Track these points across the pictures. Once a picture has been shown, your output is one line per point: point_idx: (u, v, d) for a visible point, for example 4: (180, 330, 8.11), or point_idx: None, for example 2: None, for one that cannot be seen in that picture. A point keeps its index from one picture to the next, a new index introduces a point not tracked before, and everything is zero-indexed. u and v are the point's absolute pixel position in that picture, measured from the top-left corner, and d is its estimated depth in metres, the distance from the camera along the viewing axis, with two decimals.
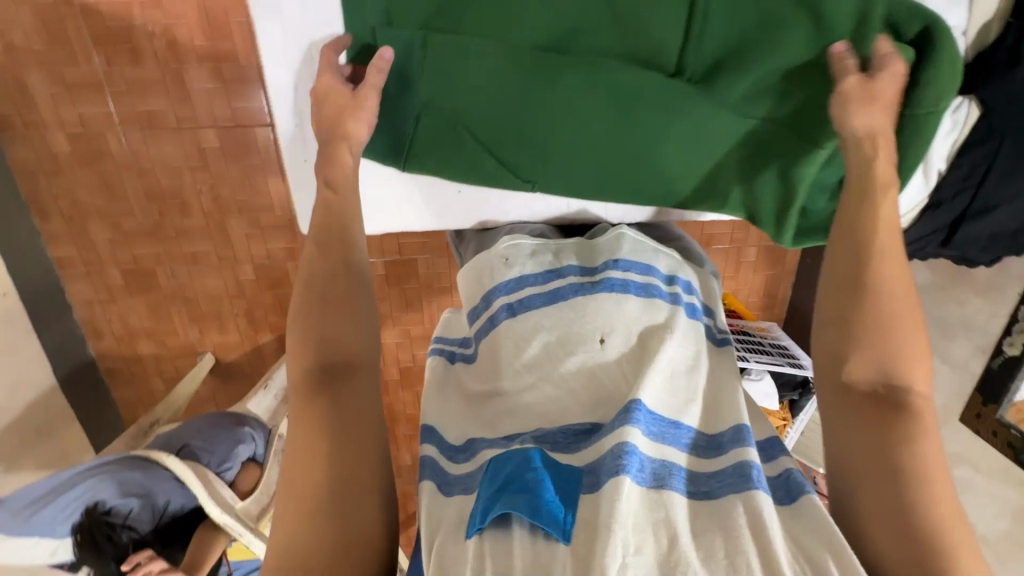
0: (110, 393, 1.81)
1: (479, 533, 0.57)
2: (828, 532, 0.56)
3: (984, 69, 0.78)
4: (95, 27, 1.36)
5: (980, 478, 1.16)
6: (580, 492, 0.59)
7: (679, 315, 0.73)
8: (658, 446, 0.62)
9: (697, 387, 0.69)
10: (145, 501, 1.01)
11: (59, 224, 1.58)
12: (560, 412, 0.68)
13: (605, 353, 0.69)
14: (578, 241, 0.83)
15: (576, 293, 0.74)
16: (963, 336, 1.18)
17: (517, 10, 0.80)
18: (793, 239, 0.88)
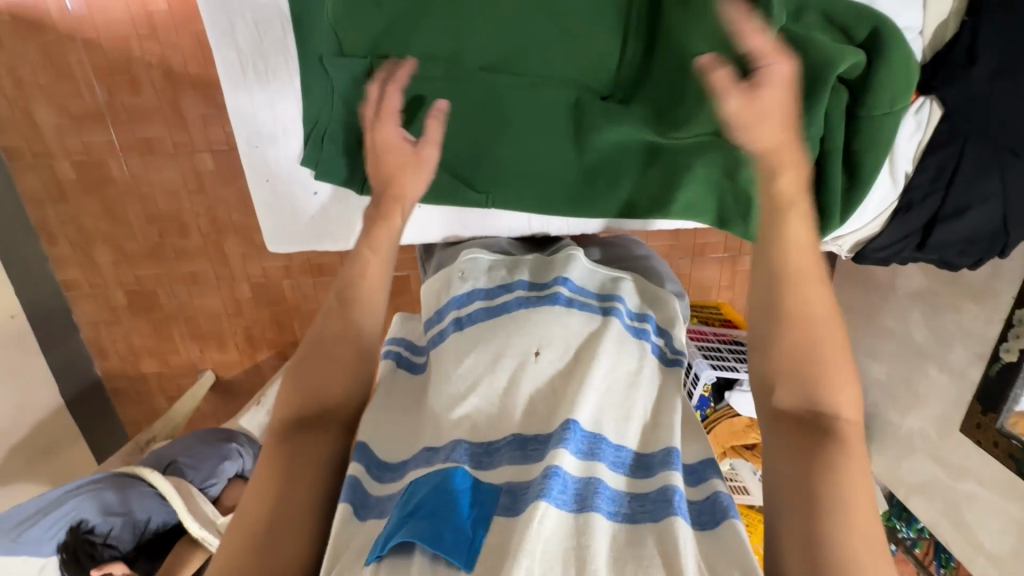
0: (116, 411, 1.85)
1: (379, 561, 0.59)
2: (742, 566, 0.56)
3: (942, 67, 0.77)
4: (97, 60, 1.42)
5: (985, 492, 1.11)
6: (494, 514, 0.62)
7: (616, 327, 0.74)
8: (586, 464, 0.64)
9: (638, 406, 0.70)
10: (128, 518, 1.04)
11: (66, 248, 1.63)
12: (494, 424, 0.70)
13: (539, 365, 0.72)
14: (536, 258, 0.88)
15: (520, 306, 0.78)
16: (961, 343, 1.14)
17: (462, 30, 0.79)
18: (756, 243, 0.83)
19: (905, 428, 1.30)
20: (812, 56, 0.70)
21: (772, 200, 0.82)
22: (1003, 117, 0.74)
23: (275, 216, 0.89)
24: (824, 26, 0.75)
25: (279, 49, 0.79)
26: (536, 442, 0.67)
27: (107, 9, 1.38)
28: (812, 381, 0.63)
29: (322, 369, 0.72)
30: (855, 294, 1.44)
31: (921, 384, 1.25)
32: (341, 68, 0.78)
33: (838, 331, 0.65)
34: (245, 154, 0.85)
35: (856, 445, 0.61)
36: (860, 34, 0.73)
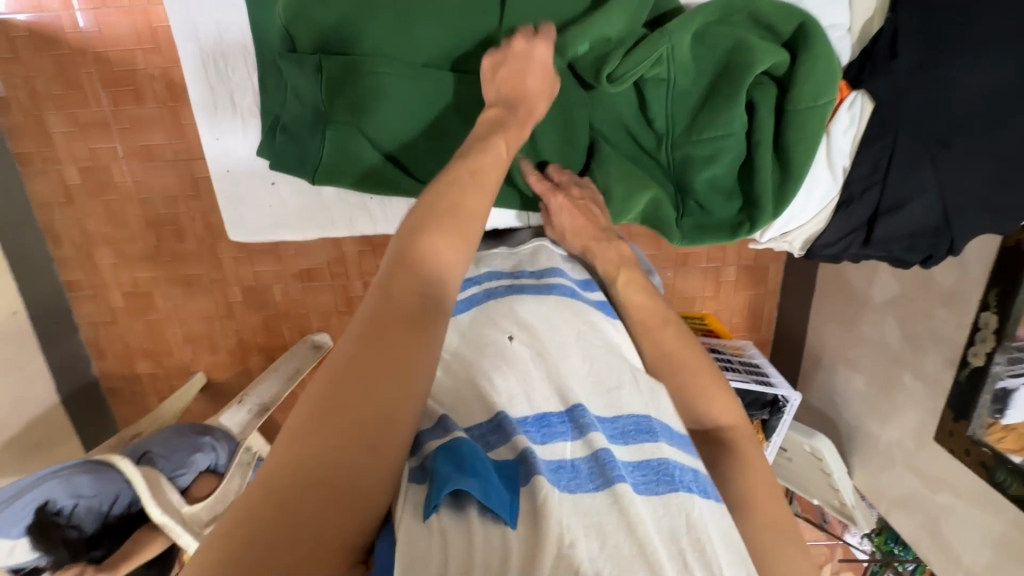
0: (111, 410, 1.90)
1: (436, 515, 0.56)
2: (734, 541, 0.61)
3: (869, 61, 0.81)
4: (104, 72, 1.52)
5: (961, 504, 1.07)
6: (522, 483, 0.61)
7: (582, 311, 0.82)
8: (587, 441, 0.67)
9: (621, 368, 0.76)
10: (94, 502, 1.06)
11: (70, 250, 1.71)
12: (462, 413, 0.72)
13: (513, 346, 0.79)
14: (502, 256, 0.96)
15: (486, 297, 0.88)
16: (934, 350, 1.12)
17: (409, 31, 0.84)
18: (683, 238, 0.91)
19: (884, 439, 1.27)
20: (743, 54, 0.79)
21: (705, 196, 0.88)
22: (931, 110, 0.76)
23: (236, 203, 1.00)
24: (752, 25, 0.82)
25: (237, 49, 0.92)
26: (541, 422, 0.70)
27: (114, 26, 1.47)
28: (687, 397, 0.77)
29: (439, 245, 0.61)
30: (835, 304, 1.43)
31: (896, 393, 1.22)
32: (289, 61, 0.84)
33: (690, 353, 0.79)
34: (208, 143, 0.97)
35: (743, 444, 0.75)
36: (790, 26, 0.80)
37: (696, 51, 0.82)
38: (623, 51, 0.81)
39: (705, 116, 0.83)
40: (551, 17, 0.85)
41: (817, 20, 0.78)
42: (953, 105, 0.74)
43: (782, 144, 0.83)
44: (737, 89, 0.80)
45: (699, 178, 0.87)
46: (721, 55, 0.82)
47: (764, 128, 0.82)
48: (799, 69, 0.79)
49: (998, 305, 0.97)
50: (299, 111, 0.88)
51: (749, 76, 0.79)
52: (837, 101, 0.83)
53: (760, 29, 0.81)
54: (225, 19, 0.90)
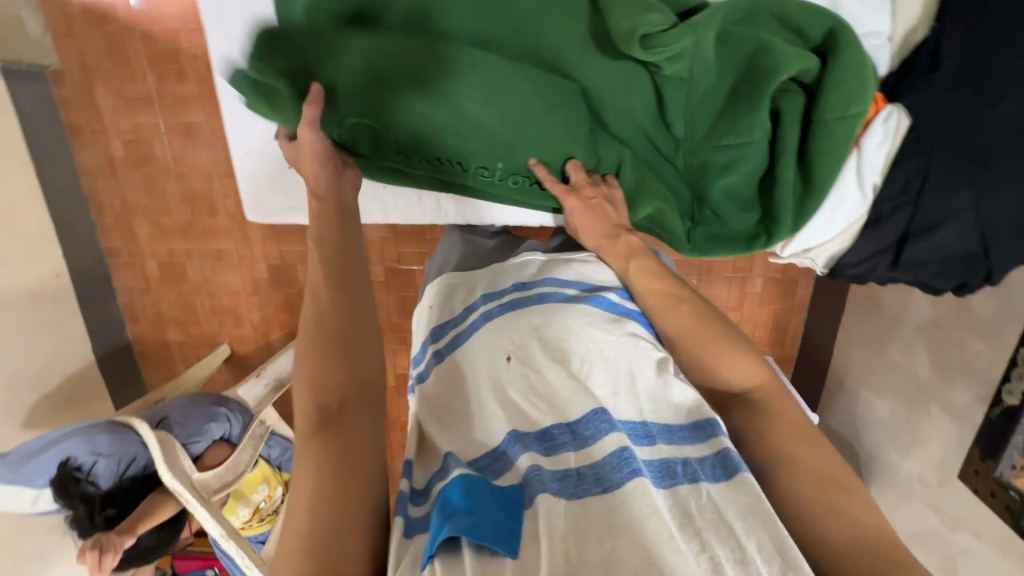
0: (141, 375, 1.98)
1: (432, 562, 0.58)
2: (761, 512, 0.58)
3: (906, 75, 0.79)
4: (150, 49, 1.57)
5: (981, 547, 1.01)
6: (522, 508, 0.61)
7: (575, 316, 0.78)
8: (586, 450, 0.65)
9: (619, 368, 0.73)
10: (113, 460, 1.13)
11: (111, 218, 1.79)
12: (476, 440, 0.71)
13: (511, 369, 0.75)
14: (495, 270, 0.93)
15: (484, 321, 0.82)
16: (964, 383, 1.05)
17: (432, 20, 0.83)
18: (693, 249, 0.87)
19: (904, 471, 1.21)
20: (767, 57, 0.76)
21: (721, 204, 0.84)
22: (969, 130, 0.71)
23: (253, 184, 1.03)
24: (780, 30, 0.79)
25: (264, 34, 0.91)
26: (544, 438, 0.68)
27: (163, 5, 1.53)
28: (708, 367, 0.76)
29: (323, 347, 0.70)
30: (863, 324, 1.36)
31: (920, 424, 1.16)
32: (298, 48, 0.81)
33: (714, 334, 0.76)
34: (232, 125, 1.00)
35: (772, 404, 0.73)
36: (817, 32, 0.78)
37: (720, 51, 0.79)
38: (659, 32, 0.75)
39: (723, 124, 0.80)
40: (572, 14, 0.83)
41: (849, 25, 0.75)
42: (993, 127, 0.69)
43: (803, 156, 0.80)
44: (759, 95, 0.76)
45: (716, 186, 0.83)
46: (742, 60, 0.79)
47: (787, 136, 0.79)
48: (828, 78, 0.76)
49: None
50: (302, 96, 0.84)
51: (777, 80, 0.75)
52: (872, 113, 0.79)
53: (791, 37, 0.79)
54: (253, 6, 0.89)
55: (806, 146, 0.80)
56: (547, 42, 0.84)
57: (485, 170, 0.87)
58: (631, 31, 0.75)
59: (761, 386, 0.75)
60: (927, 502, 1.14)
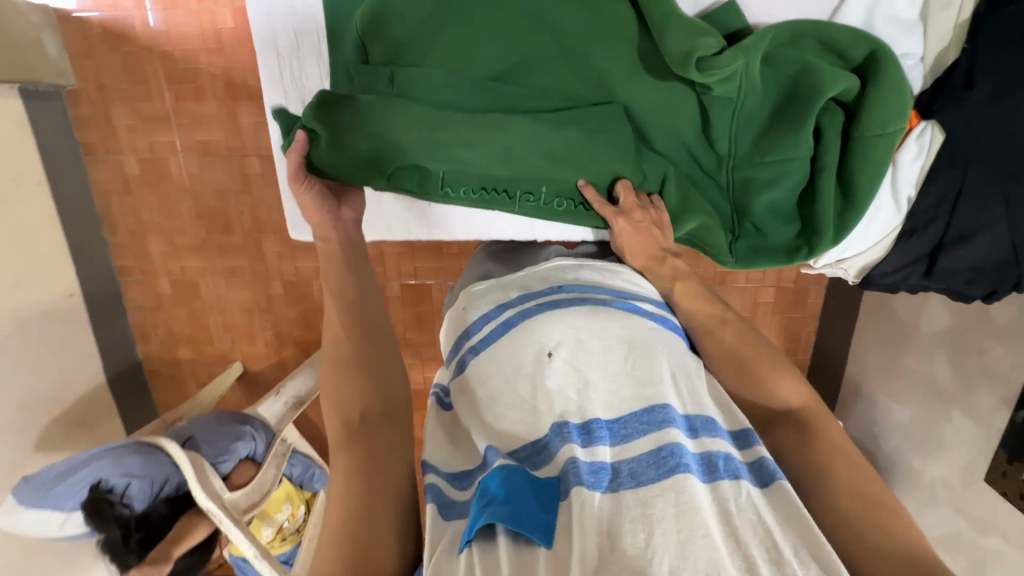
0: (152, 394, 1.94)
1: (470, 546, 0.59)
2: (797, 517, 0.58)
3: (942, 92, 0.78)
4: (169, 69, 1.57)
5: (1009, 549, 1.03)
6: (557, 499, 0.60)
7: (616, 319, 0.74)
8: (625, 446, 0.64)
9: (659, 372, 0.69)
10: (146, 481, 1.12)
11: (124, 236, 1.77)
12: (518, 433, 0.69)
13: (552, 368, 0.71)
14: (526, 275, 0.87)
15: (521, 317, 0.77)
16: (986, 388, 1.08)
17: (471, 47, 0.80)
18: (736, 262, 0.86)
19: (927, 475, 1.23)
20: (817, 78, 0.75)
21: (763, 218, 0.83)
22: (1001, 145, 0.73)
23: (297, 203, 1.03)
24: (822, 50, 0.78)
25: (312, 56, 0.90)
26: (584, 429, 0.66)
27: (183, 25, 1.53)
28: (753, 382, 0.75)
29: (346, 370, 0.74)
30: (878, 332, 1.39)
31: (942, 428, 1.19)
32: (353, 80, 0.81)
33: (762, 354, 0.76)
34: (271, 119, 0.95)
35: (819, 421, 0.73)
36: (859, 55, 0.76)
37: (764, 71, 0.79)
38: (712, 53, 0.73)
39: (769, 142, 0.79)
40: (615, 31, 0.80)
41: (891, 47, 0.74)
42: None
43: (846, 172, 0.80)
44: (805, 114, 0.75)
45: (759, 201, 0.82)
46: (787, 79, 0.78)
47: (829, 154, 0.78)
48: (871, 98, 0.75)
49: None
50: None
51: (821, 101, 0.75)
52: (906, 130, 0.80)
53: (836, 60, 0.78)
54: (307, 29, 0.89)
55: (847, 164, 0.79)
56: (591, 61, 0.81)
57: (531, 196, 0.87)
58: (683, 53, 0.73)
59: (805, 406, 0.74)
60: (954, 506, 1.16)
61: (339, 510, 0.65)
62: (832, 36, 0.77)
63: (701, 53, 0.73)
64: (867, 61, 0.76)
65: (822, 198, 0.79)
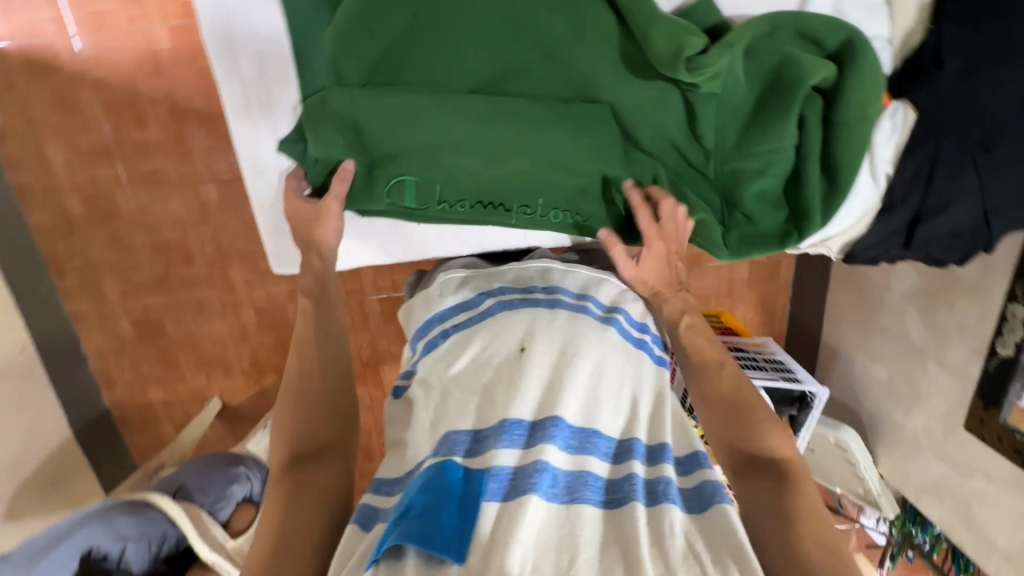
0: (125, 443, 1.82)
1: (376, 566, 0.58)
2: (730, 541, 0.59)
3: (913, 72, 0.83)
4: (105, 98, 1.45)
5: (994, 488, 1.11)
6: (482, 503, 0.62)
7: (593, 326, 0.75)
8: (577, 457, 0.66)
9: (625, 385, 0.72)
10: (142, 543, 1.03)
11: (75, 280, 1.63)
12: (495, 406, 0.69)
13: (521, 361, 0.72)
14: (513, 270, 0.89)
15: (502, 308, 0.79)
16: (958, 340, 1.15)
17: (454, 60, 0.80)
18: (731, 253, 0.87)
19: (909, 428, 1.30)
20: (797, 68, 0.77)
21: (754, 207, 0.85)
22: (966, 118, 0.77)
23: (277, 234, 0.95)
24: (798, 40, 0.80)
25: (280, 82, 0.84)
26: (524, 428, 0.67)
27: (115, 49, 1.41)
28: (743, 425, 0.74)
29: (304, 403, 0.77)
30: (851, 297, 1.45)
31: (920, 382, 1.25)
32: (338, 100, 0.80)
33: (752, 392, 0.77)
34: (238, 136, 0.87)
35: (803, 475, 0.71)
36: (835, 42, 0.78)
37: (743, 64, 0.80)
38: (699, 49, 0.74)
39: (755, 133, 0.81)
40: (596, 31, 0.79)
41: (865, 33, 0.76)
42: (992, 113, 0.75)
43: (828, 157, 0.82)
44: (790, 105, 0.78)
45: (750, 191, 0.83)
46: (768, 70, 0.80)
47: (811, 142, 0.81)
48: (849, 82, 0.77)
49: None
50: (339, 144, 0.82)
51: (801, 90, 0.77)
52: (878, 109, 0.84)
53: (813, 48, 0.79)
54: (271, 54, 0.83)
55: (831, 147, 0.82)
56: (576, 62, 0.80)
57: (528, 208, 0.88)
58: (669, 54, 0.73)
59: None
60: (937, 454, 1.23)
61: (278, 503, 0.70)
62: (809, 25, 0.78)
63: (688, 52, 0.73)
64: (844, 47, 0.78)
65: (810, 184, 0.82)
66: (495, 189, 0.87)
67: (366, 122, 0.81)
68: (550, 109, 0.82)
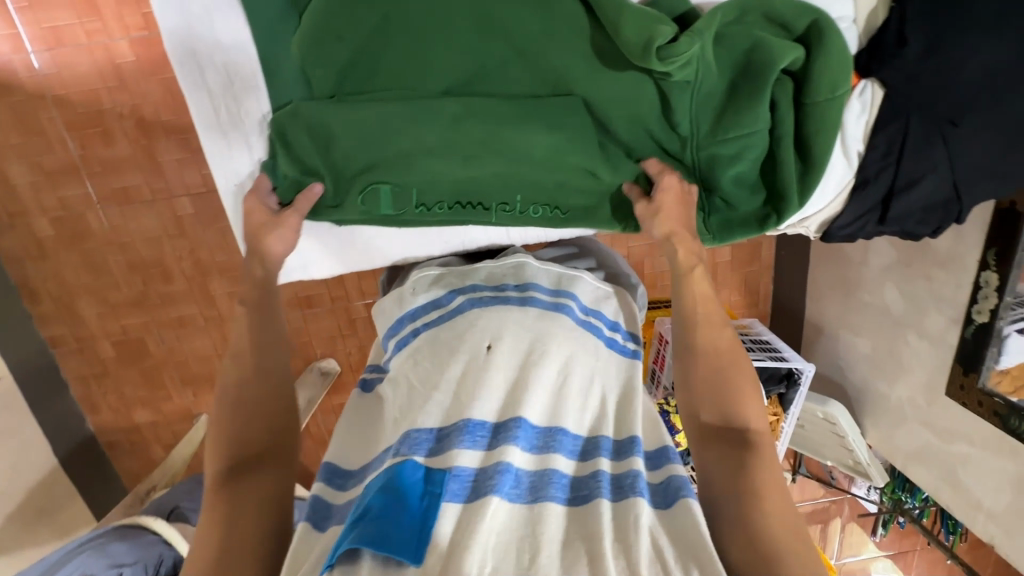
0: (114, 467, 1.78)
1: (332, 571, 0.57)
2: (694, 534, 0.60)
3: (877, 51, 0.83)
4: (68, 115, 1.41)
5: (977, 452, 1.14)
6: (445, 501, 0.61)
7: (565, 325, 0.75)
8: (540, 458, 0.66)
9: (595, 384, 0.73)
10: (138, 567, 1.01)
11: (49, 304, 1.59)
12: (460, 406, 0.69)
13: (490, 359, 0.71)
14: (487, 266, 0.86)
15: (473, 305, 0.78)
16: (936, 310, 1.18)
17: (424, 63, 0.80)
18: (713, 237, 0.88)
19: (894, 397, 1.33)
20: (766, 52, 0.78)
21: (732, 192, 0.85)
22: (933, 92, 0.79)
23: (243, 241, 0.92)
24: (767, 24, 0.80)
25: (251, 92, 0.83)
26: (486, 429, 0.67)
27: (75, 64, 1.37)
28: (722, 394, 0.75)
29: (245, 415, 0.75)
30: (832, 273, 1.48)
31: (902, 353, 1.28)
32: (309, 114, 0.80)
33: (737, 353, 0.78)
34: (210, 148, 0.85)
35: (767, 449, 0.72)
36: (803, 24, 0.79)
37: (715, 51, 0.80)
38: (669, 36, 0.73)
39: (730, 118, 0.81)
40: (565, 27, 0.79)
41: (830, 14, 0.77)
42: (958, 84, 0.77)
43: (801, 138, 0.83)
44: (761, 88, 0.78)
45: (727, 175, 0.84)
46: (739, 55, 0.80)
47: (785, 124, 0.82)
48: (816, 63, 0.78)
49: (997, 263, 1.03)
50: (313, 156, 0.83)
51: (773, 72, 0.77)
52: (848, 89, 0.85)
53: (782, 31, 0.80)
54: (243, 66, 0.82)
55: (803, 129, 0.83)
56: (548, 59, 0.80)
57: (507, 205, 0.89)
58: (641, 43, 0.73)
59: None
60: (922, 422, 1.25)
61: (220, 509, 0.68)
62: (777, 9, 0.79)
63: (659, 40, 0.72)
64: (812, 30, 0.79)
65: (785, 165, 0.83)
66: (474, 187, 0.87)
67: (336, 133, 0.81)
68: (523, 106, 0.82)
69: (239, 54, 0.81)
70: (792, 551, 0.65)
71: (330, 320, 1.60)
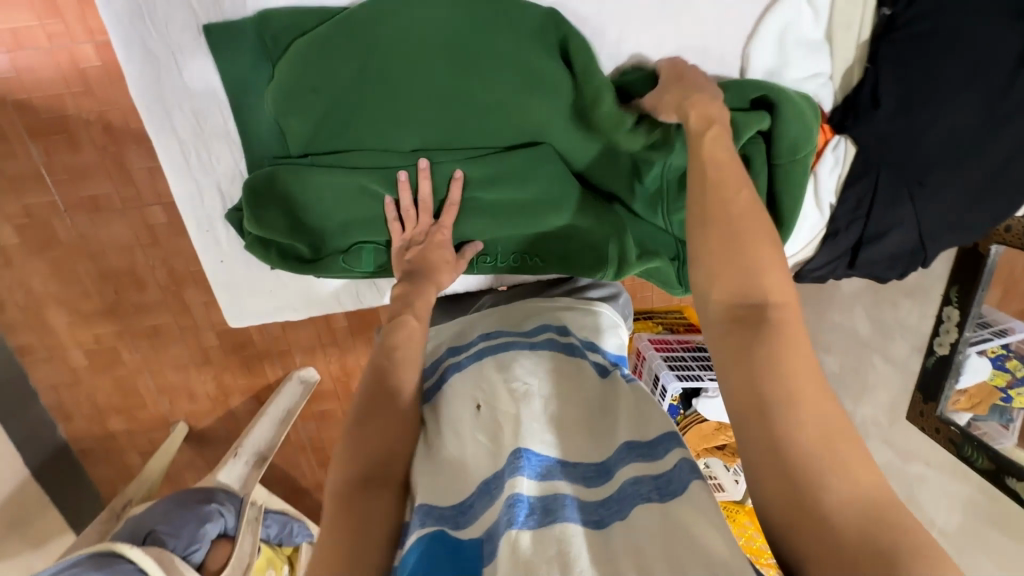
0: (89, 475, 1.75)
1: None
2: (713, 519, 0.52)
3: (852, 109, 0.89)
4: (29, 120, 1.32)
5: (932, 473, 1.19)
6: (482, 565, 0.56)
7: (541, 357, 0.74)
8: (547, 484, 0.61)
9: (582, 405, 0.70)
10: None
11: (17, 314, 1.53)
12: (456, 478, 0.65)
13: (479, 415, 0.69)
14: (463, 322, 0.89)
15: (454, 372, 0.77)
16: (901, 336, 1.22)
17: (398, 115, 0.81)
18: (683, 288, 0.91)
19: (858, 416, 1.37)
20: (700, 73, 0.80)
21: None
22: (908, 153, 0.84)
23: (210, 268, 0.93)
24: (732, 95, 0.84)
25: (222, 144, 0.86)
26: (496, 478, 0.62)
27: (35, 68, 1.27)
28: (745, 272, 0.59)
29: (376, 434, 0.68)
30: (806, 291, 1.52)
31: (868, 374, 1.32)
32: (287, 170, 0.82)
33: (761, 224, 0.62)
34: (181, 195, 0.88)
35: (795, 328, 0.57)
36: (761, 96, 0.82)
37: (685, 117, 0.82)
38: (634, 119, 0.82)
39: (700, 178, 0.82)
40: (538, 84, 0.81)
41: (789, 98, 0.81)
42: (927, 148, 0.83)
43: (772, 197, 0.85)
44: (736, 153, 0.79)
45: None
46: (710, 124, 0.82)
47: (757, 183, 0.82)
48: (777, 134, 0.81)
49: (958, 300, 1.09)
50: (280, 214, 0.82)
51: (741, 139, 0.79)
52: (823, 143, 0.91)
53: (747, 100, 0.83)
54: (215, 123, 0.85)
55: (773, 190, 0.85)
56: (523, 114, 0.83)
57: (488, 257, 0.91)
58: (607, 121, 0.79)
59: None
60: (882, 441, 1.30)
61: (346, 514, 0.61)
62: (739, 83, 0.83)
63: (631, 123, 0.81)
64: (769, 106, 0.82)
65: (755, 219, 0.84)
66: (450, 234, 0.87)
67: (312, 194, 0.83)
68: (498, 159, 0.84)
69: (211, 111, 0.84)
70: (830, 463, 0.50)
71: (311, 329, 1.60)
